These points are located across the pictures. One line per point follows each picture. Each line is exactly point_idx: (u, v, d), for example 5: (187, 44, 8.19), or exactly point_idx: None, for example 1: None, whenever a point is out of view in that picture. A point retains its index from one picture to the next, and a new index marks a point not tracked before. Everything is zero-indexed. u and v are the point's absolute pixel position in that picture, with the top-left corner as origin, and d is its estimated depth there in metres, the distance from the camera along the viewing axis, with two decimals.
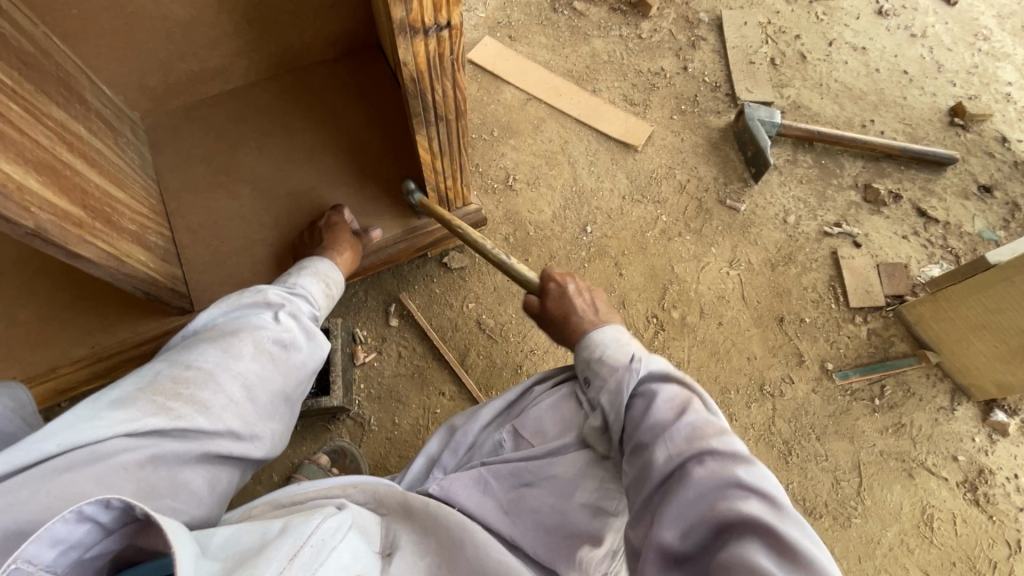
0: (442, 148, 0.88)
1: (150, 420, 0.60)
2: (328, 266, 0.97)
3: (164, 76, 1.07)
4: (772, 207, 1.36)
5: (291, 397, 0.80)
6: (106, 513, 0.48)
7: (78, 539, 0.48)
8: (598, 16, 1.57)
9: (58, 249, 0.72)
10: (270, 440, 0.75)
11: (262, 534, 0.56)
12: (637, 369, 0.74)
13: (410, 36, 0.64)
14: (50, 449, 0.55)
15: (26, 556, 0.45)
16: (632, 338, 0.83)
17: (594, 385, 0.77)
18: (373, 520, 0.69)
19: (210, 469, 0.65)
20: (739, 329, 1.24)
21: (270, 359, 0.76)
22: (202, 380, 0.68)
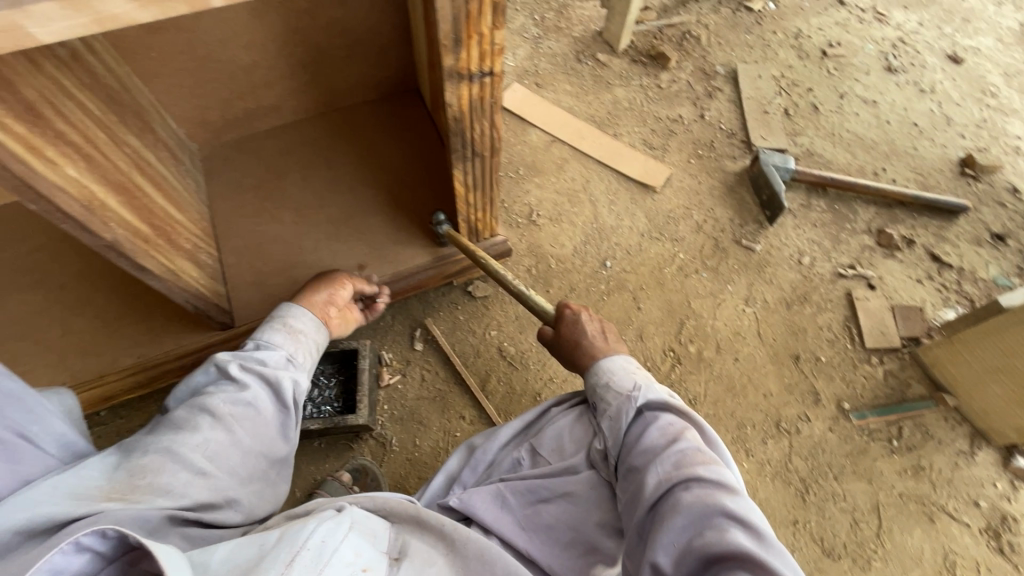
0: (475, 182, 0.95)
1: (105, 505, 0.64)
2: (297, 310, 0.94)
3: (224, 112, 1.17)
4: (787, 248, 1.41)
5: (271, 453, 0.82)
6: (103, 542, 0.57)
7: (83, 566, 0.57)
8: (620, 67, 1.68)
9: (128, 261, 0.79)
10: (251, 498, 0.78)
11: (260, 544, 0.61)
12: (635, 398, 0.82)
13: (456, 80, 0.72)
14: (15, 540, 0.59)
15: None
16: (638, 365, 0.89)
17: (599, 409, 0.84)
18: (380, 526, 0.71)
19: (182, 535, 0.67)
20: (755, 365, 1.26)
21: (231, 424, 0.78)
22: (159, 462, 0.70)
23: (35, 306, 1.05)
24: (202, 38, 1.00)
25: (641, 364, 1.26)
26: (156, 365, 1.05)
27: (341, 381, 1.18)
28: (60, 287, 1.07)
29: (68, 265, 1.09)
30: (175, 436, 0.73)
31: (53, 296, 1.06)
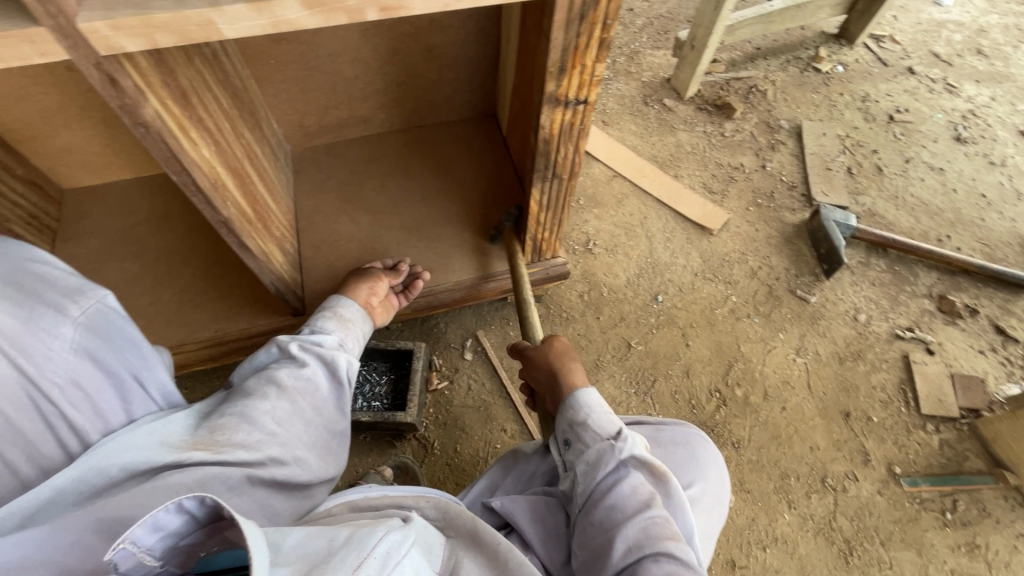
0: (548, 203, 1.01)
1: (191, 455, 0.64)
2: (345, 304, 0.99)
3: (320, 119, 1.27)
4: (843, 304, 1.40)
5: (331, 426, 0.84)
6: (202, 508, 0.50)
7: (176, 528, 0.50)
8: (685, 113, 1.73)
9: (234, 238, 0.85)
10: (317, 467, 0.79)
11: (329, 541, 0.57)
12: (619, 448, 0.76)
13: (553, 106, 0.78)
14: (115, 474, 0.60)
15: (133, 538, 0.47)
16: (606, 406, 0.83)
17: (575, 449, 0.80)
18: (437, 540, 0.70)
19: (256, 495, 0.68)
20: (803, 416, 1.24)
21: (296, 394, 0.79)
22: (234, 422, 0.71)
23: (131, 274, 1.15)
24: (316, 51, 1.11)
25: (686, 401, 1.26)
26: (230, 342, 1.12)
27: (392, 379, 1.22)
28: (154, 259, 1.17)
29: (163, 240, 1.19)
30: (247, 401, 0.75)
31: (148, 267, 1.16)
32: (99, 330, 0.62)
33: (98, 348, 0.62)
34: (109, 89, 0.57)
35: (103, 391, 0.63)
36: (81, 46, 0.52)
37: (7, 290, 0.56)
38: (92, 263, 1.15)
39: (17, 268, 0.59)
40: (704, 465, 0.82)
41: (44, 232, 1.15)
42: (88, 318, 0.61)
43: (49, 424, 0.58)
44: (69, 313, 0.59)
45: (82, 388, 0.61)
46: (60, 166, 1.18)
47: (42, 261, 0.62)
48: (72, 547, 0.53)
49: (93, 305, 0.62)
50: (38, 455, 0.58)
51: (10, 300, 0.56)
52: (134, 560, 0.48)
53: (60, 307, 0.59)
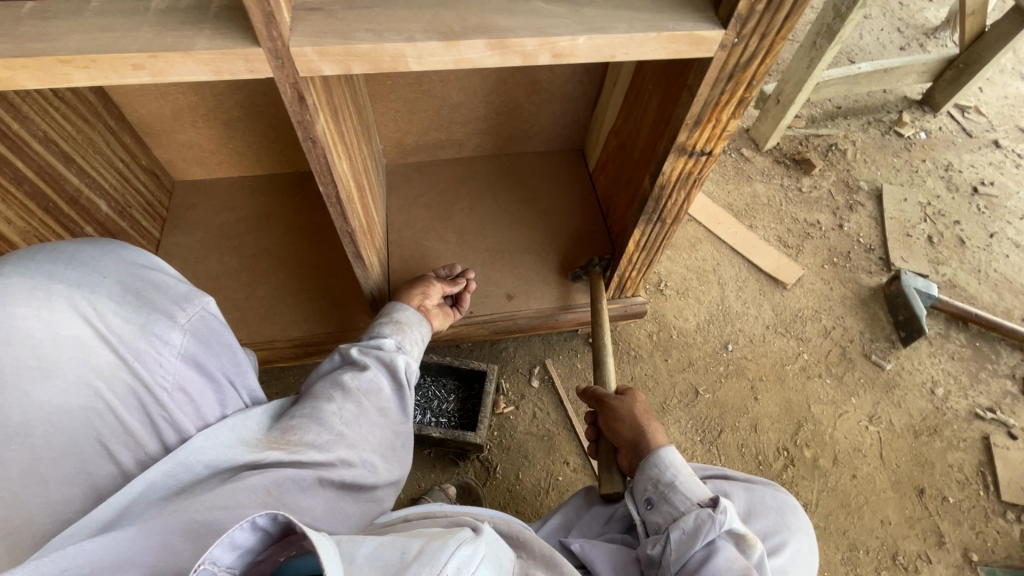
0: (645, 244, 1.02)
1: (267, 454, 0.65)
2: (405, 311, 0.98)
3: (418, 139, 1.33)
4: (919, 374, 1.36)
5: (396, 428, 0.83)
6: (274, 524, 0.50)
7: (251, 545, 0.50)
8: (762, 165, 1.73)
9: (352, 247, 0.89)
10: (382, 470, 0.78)
11: (401, 554, 0.52)
12: (718, 520, 0.71)
13: (679, 155, 0.80)
14: (199, 469, 0.60)
15: (212, 558, 0.46)
16: (689, 468, 0.80)
17: (663, 511, 0.76)
18: (510, 556, 0.63)
19: (327, 497, 0.68)
20: (874, 488, 1.21)
21: (361, 395, 0.79)
22: (305, 423, 0.72)
23: (229, 268, 1.20)
24: (431, 76, 1.16)
25: (752, 456, 1.24)
26: (316, 344, 1.15)
27: (460, 398, 1.24)
28: (252, 256, 1.22)
29: (261, 239, 1.24)
30: (316, 403, 0.76)
31: (246, 263, 1.21)
32: (202, 336, 0.63)
33: (200, 353, 0.63)
34: (295, 105, 0.61)
35: (203, 393, 0.64)
36: (286, 67, 0.56)
37: (127, 297, 0.58)
38: (195, 254, 1.21)
39: (134, 276, 0.60)
40: (797, 534, 0.79)
41: (155, 220, 1.21)
42: (193, 324, 0.62)
43: (154, 424, 0.59)
44: (178, 319, 0.60)
45: (185, 390, 0.62)
46: (176, 160, 1.25)
47: (157, 269, 0.63)
48: (159, 548, 0.51)
49: (199, 311, 0.62)
50: (139, 451, 0.58)
51: (128, 306, 0.58)
52: None
53: (170, 313, 0.60)
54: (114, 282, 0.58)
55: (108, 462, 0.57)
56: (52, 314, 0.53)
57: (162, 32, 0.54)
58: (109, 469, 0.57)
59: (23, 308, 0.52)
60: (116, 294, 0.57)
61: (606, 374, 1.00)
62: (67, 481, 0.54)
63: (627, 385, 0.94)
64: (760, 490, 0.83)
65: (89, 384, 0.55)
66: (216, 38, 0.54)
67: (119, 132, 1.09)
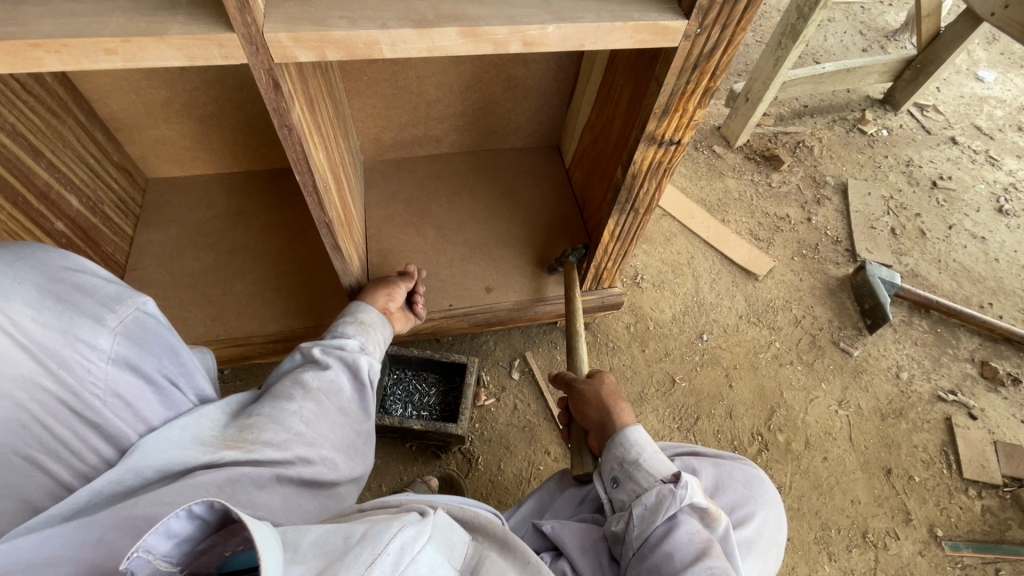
0: (620, 233, 1.05)
1: (222, 455, 0.64)
2: (368, 310, 0.98)
3: (396, 135, 1.33)
4: (885, 360, 1.42)
5: (356, 428, 0.83)
6: (213, 512, 0.48)
7: (190, 534, 0.47)
8: (733, 161, 1.78)
9: (331, 238, 0.89)
10: (343, 467, 0.78)
11: (345, 537, 0.51)
12: (680, 495, 0.70)
13: (649, 143, 0.83)
14: (150, 474, 0.59)
15: (147, 547, 0.45)
16: (655, 444, 0.80)
17: (628, 487, 0.76)
18: (460, 539, 0.63)
19: (285, 493, 0.68)
20: (844, 469, 1.26)
21: (321, 394, 0.79)
22: (263, 421, 0.72)
23: (205, 265, 1.19)
24: (406, 72, 1.17)
25: (728, 441, 1.28)
26: (294, 340, 1.14)
27: (441, 391, 1.24)
28: (229, 252, 1.21)
29: (238, 235, 1.24)
30: (276, 401, 0.75)
31: (223, 260, 1.20)
32: (138, 338, 0.60)
33: (136, 356, 0.60)
34: (270, 92, 0.62)
35: (144, 397, 0.62)
36: (261, 53, 0.57)
37: (46, 300, 0.54)
38: (171, 251, 1.20)
39: (54, 277, 0.56)
40: (761, 507, 0.81)
41: (128, 216, 1.19)
42: (127, 326, 0.59)
43: (88, 432, 0.57)
44: (108, 322, 0.57)
45: (122, 396, 0.59)
46: (150, 157, 1.24)
47: (80, 269, 0.59)
48: (99, 544, 0.51)
49: (132, 313, 0.59)
50: (76, 462, 0.57)
51: (48, 311, 0.53)
52: (150, 567, 0.46)
53: (99, 316, 0.57)
54: (31, 285, 0.53)
55: (41, 474, 0.55)
56: None
57: (135, 16, 0.54)
58: (43, 480, 0.55)
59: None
60: (33, 297, 0.53)
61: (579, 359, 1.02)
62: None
63: (601, 370, 0.95)
64: (727, 467, 0.84)
65: (8, 396, 0.52)
66: (189, 23, 0.55)
67: (89, 127, 1.08)
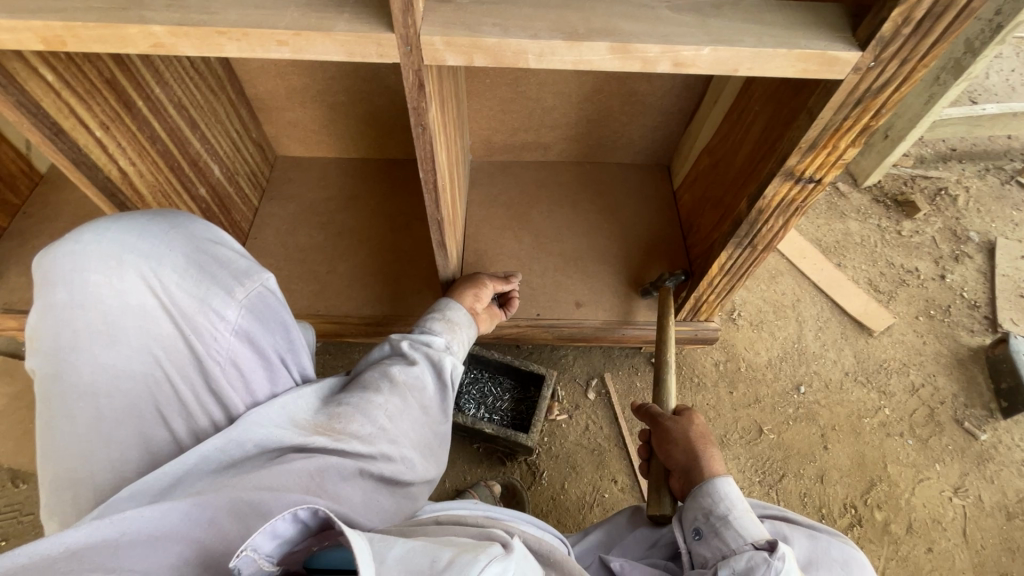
0: (730, 268, 0.98)
1: (314, 440, 0.67)
2: (455, 309, 1.00)
3: (507, 138, 1.34)
4: (1018, 451, 1.23)
5: (435, 428, 0.84)
6: (314, 517, 0.54)
7: (290, 535, 0.53)
8: (859, 202, 1.63)
9: (439, 234, 0.91)
10: (420, 468, 0.78)
11: (432, 561, 0.53)
12: (774, 566, 0.64)
13: (785, 179, 0.77)
14: (250, 449, 0.65)
15: (254, 545, 0.49)
16: (747, 503, 0.75)
17: (713, 544, 0.72)
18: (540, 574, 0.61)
19: (366, 489, 0.69)
20: (951, 566, 1.11)
21: (405, 390, 0.81)
22: (351, 412, 0.74)
23: (316, 243, 1.26)
24: (529, 78, 1.18)
25: (815, 507, 1.17)
26: (384, 326, 1.18)
27: (515, 398, 1.24)
28: (338, 233, 1.28)
29: (348, 219, 1.30)
30: (365, 392, 0.78)
31: (332, 240, 1.27)
32: (257, 312, 0.69)
33: (254, 328, 0.68)
34: (414, 92, 0.64)
35: (255, 369, 0.69)
36: (414, 54, 0.59)
37: (189, 269, 0.66)
38: (288, 225, 1.29)
39: (199, 247, 0.68)
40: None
41: (256, 189, 1.30)
42: (250, 300, 0.67)
43: (207, 396, 0.65)
44: (236, 295, 0.66)
45: (238, 365, 0.67)
46: (282, 137, 1.33)
47: (220, 243, 0.70)
48: (209, 524, 0.55)
49: (256, 288, 0.68)
50: (194, 421, 0.64)
51: (190, 278, 0.65)
52: (255, 564, 0.50)
53: (229, 289, 0.66)
54: (179, 253, 0.66)
55: (164, 429, 0.64)
56: (121, 282, 0.63)
57: (307, 12, 0.58)
58: (164, 435, 0.64)
59: (100, 277, 0.63)
60: (180, 266, 0.65)
61: (666, 394, 0.96)
62: (123, 443, 0.62)
63: (688, 408, 0.90)
64: (824, 542, 0.77)
65: (150, 351, 0.63)
66: (354, 21, 0.57)
67: (238, 105, 1.18)
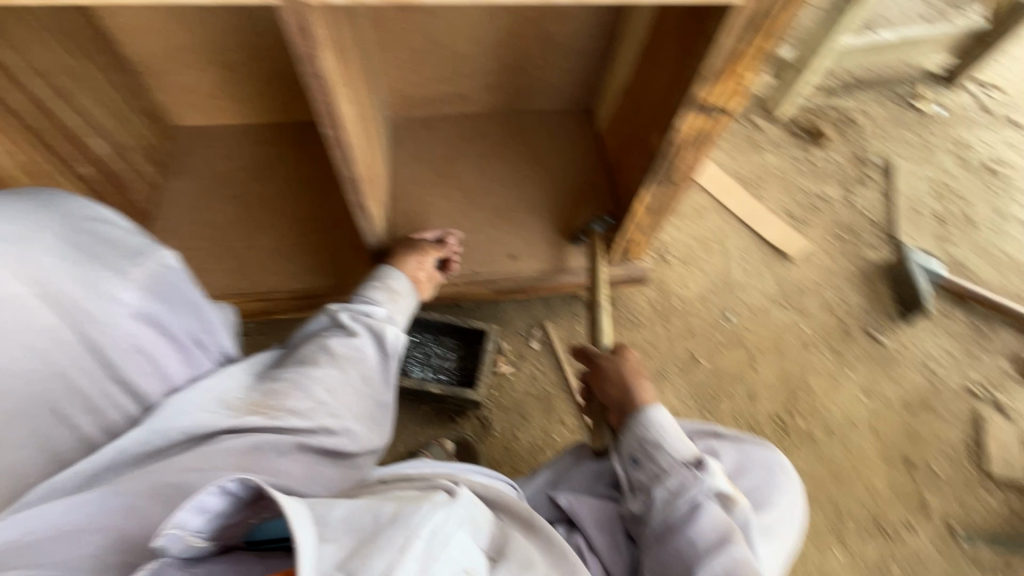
0: (653, 206, 1.00)
1: (246, 420, 0.68)
2: (396, 275, 0.97)
3: (424, 92, 1.29)
4: (917, 351, 1.37)
5: (377, 398, 0.83)
6: (243, 487, 0.55)
7: (220, 509, 0.54)
8: (774, 135, 1.69)
9: (355, 195, 0.87)
10: (364, 438, 0.78)
11: (377, 517, 0.57)
12: (702, 480, 0.73)
13: (695, 111, 0.78)
14: (175, 437, 0.65)
15: (179, 522, 0.51)
16: (676, 425, 0.79)
17: (648, 468, 0.76)
18: (483, 517, 0.67)
19: (307, 462, 0.70)
20: (864, 458, 1.24)
21: (345, 362, 0.80)
22: (287, 388, 0.74)
23: (229, 218, 1.18)
24: (438, 24, 1.12)
25: (746, 423, 1.26)
26: (314, 296, 1.15)
27: (460, 356, 1.24)
28: (253, 206, 1.20)
29: (262, 189, 1.22)
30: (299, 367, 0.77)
31: (246, 213, 1.19)
32: (160, 294, 0.68)
33: (157, 309, 0.67)
34: (299, 37, 0.59)
35: (165, 351, 0.69)
36: None
37: (73, 251, 0.59)
38: (194, 201, 1.19)
39: (81, 226, 0.62)
40: (776, 487, 0.81)
41: (154, 165, 1.19)
42: (150, 283, 0.66)
43: (117, 387, 0.64)
44: (130, 276, 0.64)
45: (145, 351, 0.66)
46: (175, 105, 1.22)
47: (104, 222, 0.65)
48: (130, 509, 0.57)
49: (155, 269, 0.67)
50: (108, 418, 0.64)
51: (78, 263, 0.60)
52: (183, 542, 0.52)
53: (124, 272, 0.64)
54: (57, 235, 0.59)
55: (70, 427, 0.61)
56: None
57: None
58: (70, 434, 0.61)
59: None
60: (61, 249, 0.59)
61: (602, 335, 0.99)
62: (23, 447, 0.58)
63: (625, 346, 0.92)
64: (747, 448, 0.84)
65: (38, 346, 0.57)
66: None
67: (115, 71, 1.06)
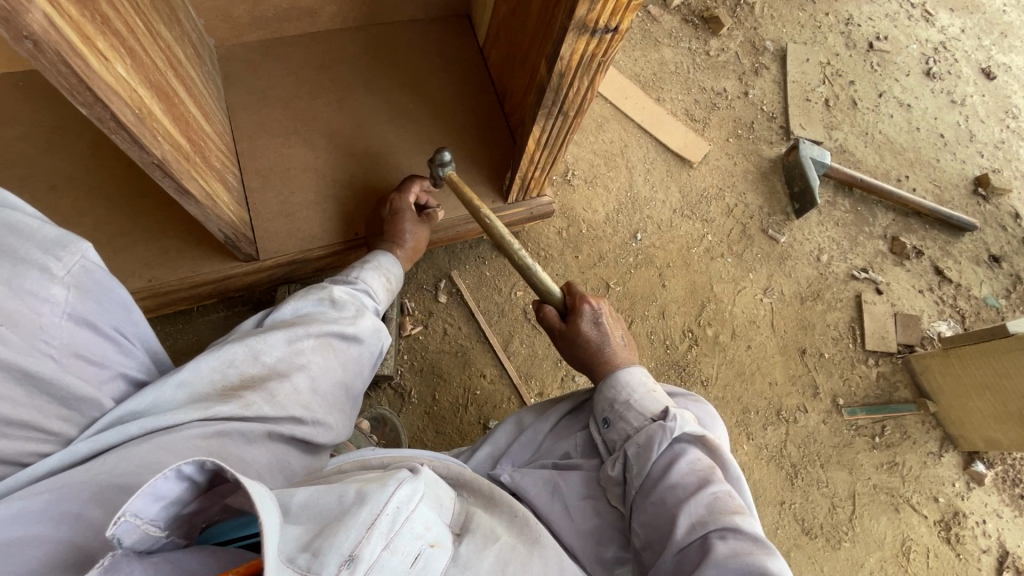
0: (547, 141, 0.88)
1: (220, 409, 0.60)
2: (390, 261, 0.92)
3: (252, 8, 1.01)
4: (808, 244, 1.43)
5: (353, 391, 0.77)
6: (204, 472, 0.42)
7: (180, 495, 0.42)
8: (670, 25, 1.57)
9: (171, 182, 0.67)
10: (334, 427, 0.72)
11: (339, 496, 0.46)
12: (670, 428, 0.69)
13: (579, 33, 0.65)
14: (134, 431, 0.54)
15: (134, 510, 0.40)
16: (654, 382, 0.80)
17: (616, 428, 0.74)
18: (446, 495, 0.59)
19: (276, 451, 0.63)
20: (764, 354, 1.32)
21: (333, 352, 0.74)
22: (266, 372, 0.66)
23: None
24: None
25: (660, 341, 1.29)
26: (168, 292, 0.95)
27: None
28: (53, 188, 0.94)
29: (62, 163, 0.95)
30: (288, 339, 0.70)
31: (45, 199, 0.93)
32: (89, 291, 0.55)
33: (90, 308, 0.55)
34: None
35: (102, 353, 0.56)
36: None
37: None
38: None
39: None
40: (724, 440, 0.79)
41: None
42: (75, 276, 0.54)
43: (49, 398, 0.51)
44: (56, 273, 0.52)
45: (80, 354, 0.54)
46: None
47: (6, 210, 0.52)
48: (78, 520, 0.46)
49: (78, 262, 0.54)
50: None
51: None
52: (141, 533, 0.41)
53: (43, 265, 0.51)
54: None
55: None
56: None
57: None
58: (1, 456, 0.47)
59: None
60: None
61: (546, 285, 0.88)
62: None
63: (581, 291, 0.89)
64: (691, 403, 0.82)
65: None
66: None
67: None
